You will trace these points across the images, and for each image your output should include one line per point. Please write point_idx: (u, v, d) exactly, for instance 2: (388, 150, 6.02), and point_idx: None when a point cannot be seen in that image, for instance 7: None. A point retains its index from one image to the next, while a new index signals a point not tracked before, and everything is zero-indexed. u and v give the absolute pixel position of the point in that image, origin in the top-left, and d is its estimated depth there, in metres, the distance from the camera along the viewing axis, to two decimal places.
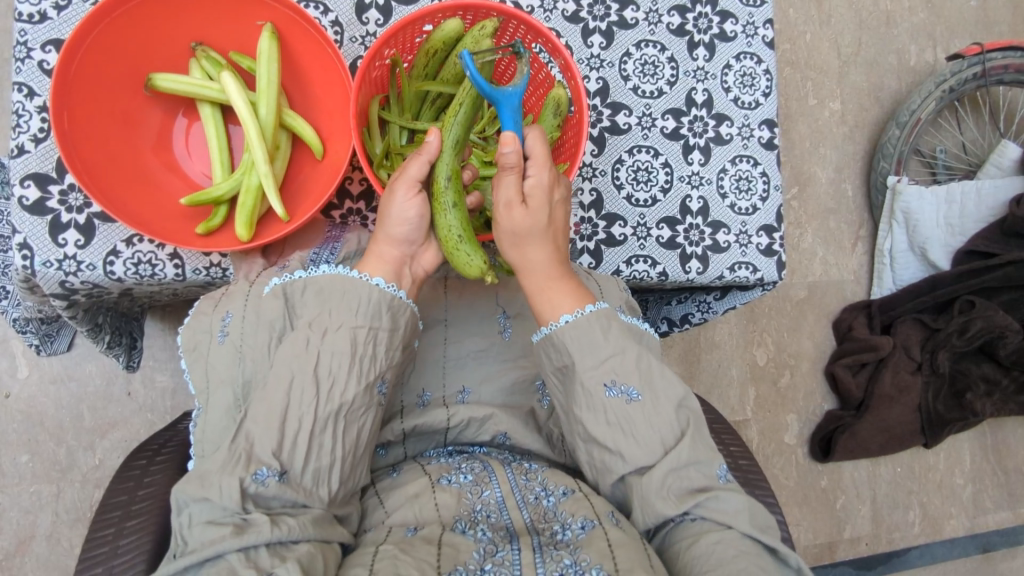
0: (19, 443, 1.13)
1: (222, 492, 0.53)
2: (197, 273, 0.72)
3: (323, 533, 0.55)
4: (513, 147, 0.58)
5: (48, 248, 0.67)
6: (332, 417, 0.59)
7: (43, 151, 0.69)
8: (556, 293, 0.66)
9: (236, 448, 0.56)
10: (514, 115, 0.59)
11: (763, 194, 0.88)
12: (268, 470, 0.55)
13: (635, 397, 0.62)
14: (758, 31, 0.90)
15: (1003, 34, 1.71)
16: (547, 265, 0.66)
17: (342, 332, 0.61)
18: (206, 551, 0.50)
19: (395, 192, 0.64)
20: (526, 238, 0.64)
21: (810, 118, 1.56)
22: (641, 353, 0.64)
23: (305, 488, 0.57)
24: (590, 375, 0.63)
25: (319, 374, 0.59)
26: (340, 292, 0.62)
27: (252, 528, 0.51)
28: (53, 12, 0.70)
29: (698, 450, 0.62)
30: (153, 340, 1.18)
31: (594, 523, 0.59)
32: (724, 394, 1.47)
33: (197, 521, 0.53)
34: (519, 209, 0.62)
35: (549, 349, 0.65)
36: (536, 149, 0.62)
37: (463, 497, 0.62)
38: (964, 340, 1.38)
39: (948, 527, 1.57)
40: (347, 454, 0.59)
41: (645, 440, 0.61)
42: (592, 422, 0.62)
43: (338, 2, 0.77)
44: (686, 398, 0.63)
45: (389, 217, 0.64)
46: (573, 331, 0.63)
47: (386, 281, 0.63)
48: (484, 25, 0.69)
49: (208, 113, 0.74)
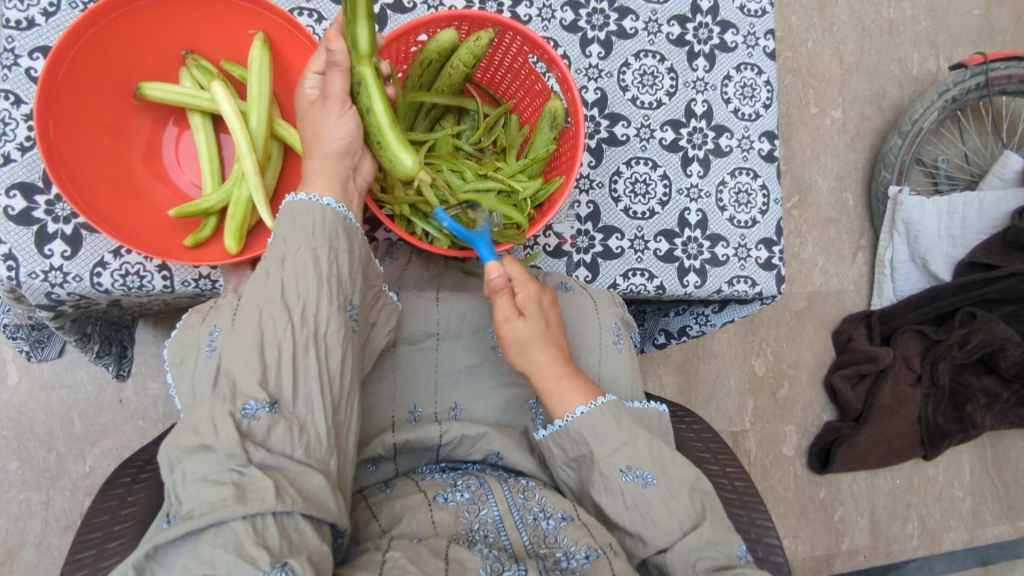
0: (8, 451, 1.12)
1: (218, 435, 0.51)
2: (185, 285, 0.70)
3: (321, 507, 0.52)
4: (500, 271, 0.62)
5: (33, 259, 0.66)
6: (310, 341, 0.57)
7: (30, 160, 0.67)
8: (568, 389, 0.65)
9: (219, 389, 0.54)
10: (490, 250, 0.66)
11: (763, 207, 0.87)
12: (257, 403, 0.53)
13: (650, 481, 0.62)
14: (759, 42, 0.88)
15: (1006, 44, 1.69)
16: (553, 365, 0.66)
17: (302, 255, 0.58)
18: (208, 517, 0.48)
19: (330, 110, 0.62)
20: (530, 345, 0.65)
21: (811, 126, 1.54)
22: (652, 439, 0.64)
23: (297, 416, 0.55)
24: (607, 461, 0.63)
25: (288, 301, 0.57)
26: (295, 216, 0.60)
27: (255, 494, 0.49)
28: (41, 18, 0.69)
29: (717, 531, 0.61)
30: (145, 347, 1.17)
31: (597, 552, 0.58)
32: (722, 405, 1.46)
33: (191, 477, 0.51)
34: (517, 322, 0.64)
35: (562, 441, 0.65)
36: (519, 272, 0.65)
37: (460, 516, 0.61)
38: (965, 352, 1.36)
39: (946, 540, 1.56)
40: (331, 380, 0.57)
41: (663, 522, 0.61)
42: (609, 505, 0.62)
43: (333, 10, 0.76)
44: (698, 480, 0.63)
45: (323, 134, 0.62)
46: (586, 422, 0.63)
47: (336, 200, 0.62)
48: (479, 36, 0.67)
49: (198, 122, 0.73)
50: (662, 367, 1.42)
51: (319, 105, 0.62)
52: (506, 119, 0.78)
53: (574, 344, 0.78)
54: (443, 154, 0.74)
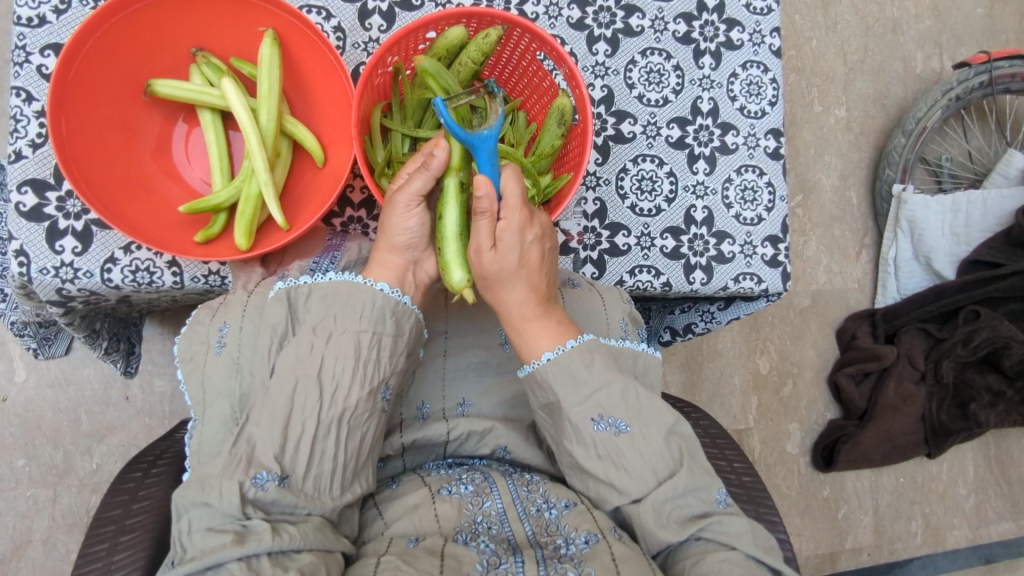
0: (16, 448, 1.12)
1: (223, 497, 0.51)
2: (195, 281, 0.71)
3: (325, 541, 0.53)
4: (486, 193, 0.57)
5: (45, 255, 0.66)
6: (335, 422, 0.57)
7: (41, 156, 0.68)
8: (534, 330, 0.64)
9: (237, 452, 0.54)
10: (491, 159, 0.58)
11: (768, 204, 0.87)
12: (268, 474, 0.53)
13: (623, 429, 0.61)
14: (765, 40, 0.89)
15: (1010, 43, 1.69)
16: (525, 304, 0.64)
17: (346, 336, 0.59)
18: (207, 560, 0.49)
19: (399, 205, 0.61)
20: (499, 282, 0.62)
21: (815, 125, 1.55)
22: (627, 385, 0.63)
23: (307, 494, 0.55)
24: (577, 411, 0.62)
25: (323, 378, 0.58)
26: (346, 297, 0.61)
27: (253, 536, 0.50)
28: (53, 15, 0.69)
29: (695, 478, 0.61)
30: (151, 345, 1.17)
31: (597, 537, 0.58)
32: (726, 403, 1.46)
33: (197, 527, 0.51)
34: (488, 254, 0.60)
35: (534, 386, 0.64)
36: (512, 191, 0.60)
37: (463, 508, 0.61)
38: (969, 350, 1.36)
39: (950, 537, 1.56)
40: (349, 461, 0.58)
41: (637, 472, 0.61)
42: (583, 455, 0.62)
43: (341, 8, 0.76)
44: (676, 424, 0.63)
45: (389, 228, 0.62)
46: (554, 368, 0.62)
47: (391, 286, 0.62)
48: (488, 33, 0.68)
49: (208, 119, 0.73)
50: (667, 365, 1.42)
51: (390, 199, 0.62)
52: (513, 116, 0.79)
53: None
54: None
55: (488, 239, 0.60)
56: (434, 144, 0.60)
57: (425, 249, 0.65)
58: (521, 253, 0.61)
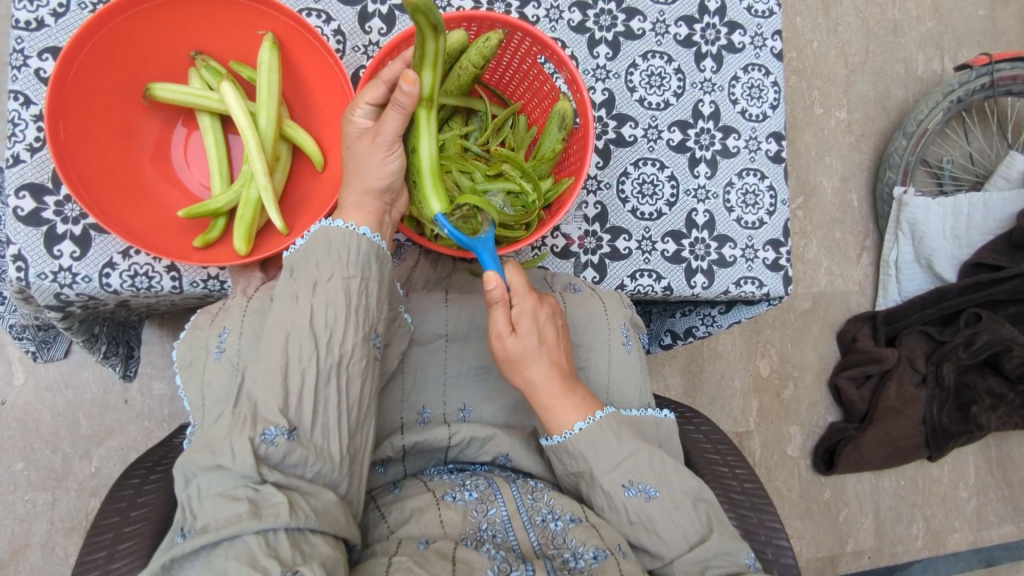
0: (14, 451, 1.12)
1: (236, 458, 0.51)
2: (194, 286, 0.71)
3: (336, 527, 0.52)
4: (496, 284, 0.59)
5: (43, 260, 0.66)
6: (333, 369, 0.57)
7: (39, 160, 0.67)
8: (562, 407, 0.64)
9: (240, 411, 0.54)
10: (493, 258, 0.62)
11: (770, 208, 0.87)
12: (276, 429, 0.53)
13: (653, 494, 0.62)
14: (767, 43, 0.88)
15: (1011, 44, 1.69)
16: (549, 382, 0.64)
17: (333, 282, 0.58)
18: (224, 531, 0.48)
19: (378, 148, 0.61)
20: (523, 363, 0.63)
21: (815, 127, 1.54)
22: (653, 451, 0.64)
23: (315, 446, 0.54)
24: (608, 477, 0.63)
25: (315, 328, 0.57)
26: (326, 244, 0.60)
27: (270, 509, 0.49)
28: (51, 19, 0.69)
29: (727, 542, 0.61)
30: (150, 348, 1.16)
31: (605, 553, 0.58)
32: (726, 406, 1.45)
33: (207, 493, 0.51)
34: (509, 339, 0.62)
35: (562, 455, 0.65)
36: (519, 282, 0.62)
37: (468, 515, 0.60)
38: (969, 353, 1.37)
39: (951, 540, 1.56)
40: (350, 409, 0.57)
41: (669, 535, 0.61)
42: (612, 519, 0.63)
43: (341, 11, 0.76)
44: (702, 490, 0.64)
45: (366, 170, 0.62)
46: (586, 438, 0.63)
47: (372, 230, 0.61)
48: (489, 36, 0.67)
49: (207, 123, 0.73)
50: (667, 367, 1.42)
51: (368, 138, 0.61)
52: (514, 119, 0.78)
53: (581, 343, 0.78)
54: (452, 155, 0.73)
55: (506, 324, 0.62)
56: (402, 81, 0.56)
57: (400, 190, 0.66)
58: (539, 333, 0.63)
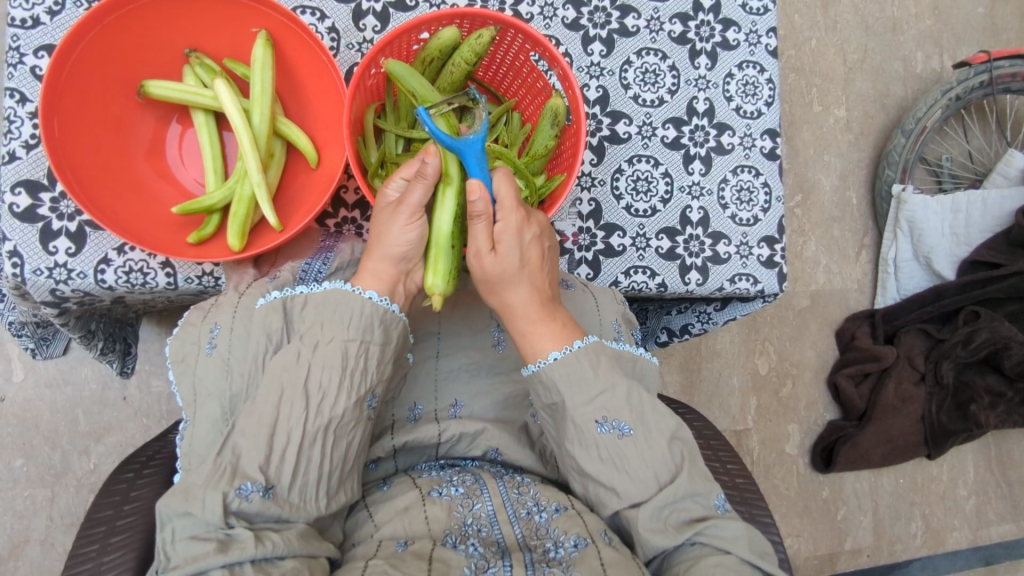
0: (14, 448, 1.13)
1: (205, 507, 0.51)
2: (189, 282, 0.71)
3: (309, 548, 0.53)
4: (480, 195, 0.58)
5: (38, 256, 0.66)
6: (321, 431, 0.57)
7: (35, 157, 0.68)
8: (541, 334, 0.63)
9: (221, 462, 0.54)
10: (480, 163, 0.58)
11: (764, 205, 0.87)
12: (253, 484, 0.53)
13: (627, 432, 0.61)
14: (761, 40, 0.88)
15: (1011, 42, 1.68)
16: (528, 307, 0.63)
17: (333, 346, 0.59)
18: (190, 568, 0.49)
19: (398, 216, 0.61)
20: (502, 285, 0.63)
21: (814, 124, 1.54)
22: (631, 387, 0.63)
23: (292, 504, 0.55)
24: (581, 412, 0.62)
25: (309, 388, 0.57)
26: (333, 306, 0.60)
27: (236, 544, 0.50)
28: (46, 17, 0.69)
29: (696, 482, 0.61)
30: (148, 345, 1.17)
31: (587, 541, 0.58)
32: (724, 404, 1.45)
33: (180, 536, 0.51)
34: (488, 257, 0.61)
35: (539, 386, 0.63)
36: (506, 192, 0.60)
37: (453, 510, 0.61)
38: (969, 351, 1.36)
39: (950, 539, 1.56)
40: (334, 469, 0.58)
41: (639, 475, 0.60)
42: (584, 457, 0.61)
43: (335, 8, 0.76)
44: (677, 429, 0.63)
45: (386, 237, 0.61)
46: (562, 368, 0.62)
47: (379, 294, 0.61)
48: (481, 34, 0.68)
49: (201, 120, 0.73)
50: (664, 365, 1.42)
51: (391, 209, 0.61)
52: (508, 116, 0.79)
53: None
54: None
55: (486, 242, 0.61)
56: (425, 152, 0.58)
57: (417, 261, 0.64)
58: (520, 252, 0.62)
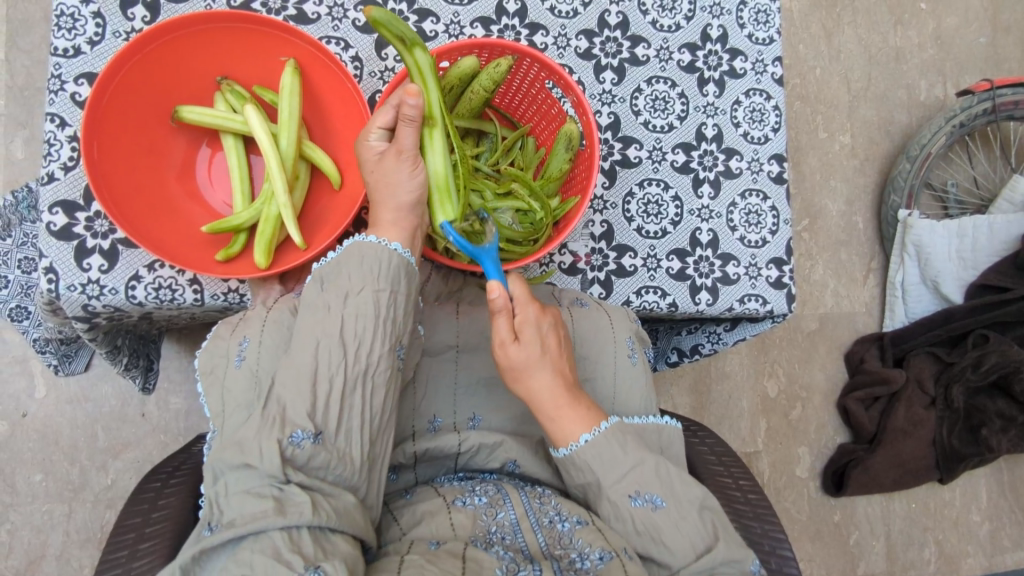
0: (33, 463, 1.15)
1: (262, 457, 0.53)
2: (215, 299, 0.74)
3: (354, 526, 0.54)
4: (499, 291, 0.62)
5: (73, 273, 0.69)
6: (360, 377, 0.59)
7: (72, 178, 0.71)
8: (568, 418, 0.65)
9: (269, 414, 0.56)
10: (496, 266, 0.65)
11: (772, 227, 0.89)
12: (303, 433, 0.55)
13: (660, 504, 0.63)
14: (767, 69, 0.91)
15: (1013, 70, 1.71)
16: (555, 389, 0.65)
17: (364, 295, 0.60)
18: (251, 526, 0.50)
19: (403, 164, 0.64)
20: (525, 372, 0.64)
21: (820, 150, 1.57)
22: (659, 461, 0.65)
23: (338, 450, 0.57)
24: (614, 488, 0.64)
25: (345, 337, 0.59)
26: (361, 258, 0.62)
27: (293, 507, 0.51)
28: (87, 47, 0.73)
29: (733, 550, 0.62)
30: (168, 363, 1.19)
31: (611, 555, 0.59)
32: (734, 425, 1.46)
33: (235, 490, 0.54)
34: (512, 347, 0.63)
35: (569, 468, 0.65)
36: (520, 291, 0.65)
37: (478, 518, 0.62)
38: (978, 375, 1.36)
39: (964, 565, 1.54)
40: (375, 415, 0.59)
41: (676, 545, 0.62)
42: (619, 530, 0.63)
43: (359, 38, 0.80)
44: (707, 499, 0.64)
45: (395, 188, 0.64)
46: (591, 450, 0.64)
47: (403, 246, 0.63)
48: (498, 63, 0.71)
49: (230, 144, 0.76)
50: (674, 387, 1.43)
51: (391, 157, 0.63)
52: (523, 141, 0.82)
53: (588, 354, 0.80)
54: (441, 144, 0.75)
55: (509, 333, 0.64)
56: (406, 94, 0.59)
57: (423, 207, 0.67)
58: (542, 342, 0.64)
